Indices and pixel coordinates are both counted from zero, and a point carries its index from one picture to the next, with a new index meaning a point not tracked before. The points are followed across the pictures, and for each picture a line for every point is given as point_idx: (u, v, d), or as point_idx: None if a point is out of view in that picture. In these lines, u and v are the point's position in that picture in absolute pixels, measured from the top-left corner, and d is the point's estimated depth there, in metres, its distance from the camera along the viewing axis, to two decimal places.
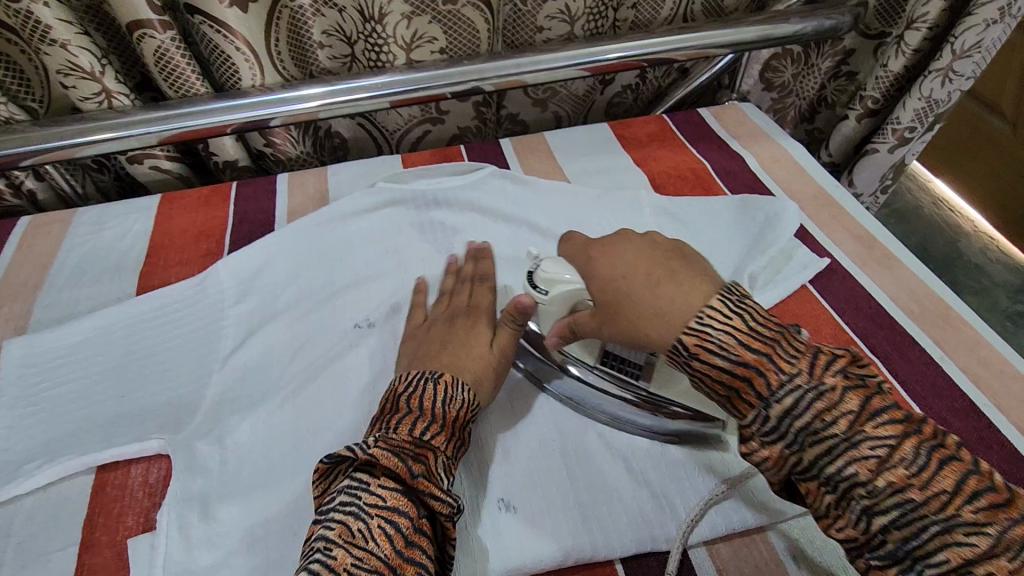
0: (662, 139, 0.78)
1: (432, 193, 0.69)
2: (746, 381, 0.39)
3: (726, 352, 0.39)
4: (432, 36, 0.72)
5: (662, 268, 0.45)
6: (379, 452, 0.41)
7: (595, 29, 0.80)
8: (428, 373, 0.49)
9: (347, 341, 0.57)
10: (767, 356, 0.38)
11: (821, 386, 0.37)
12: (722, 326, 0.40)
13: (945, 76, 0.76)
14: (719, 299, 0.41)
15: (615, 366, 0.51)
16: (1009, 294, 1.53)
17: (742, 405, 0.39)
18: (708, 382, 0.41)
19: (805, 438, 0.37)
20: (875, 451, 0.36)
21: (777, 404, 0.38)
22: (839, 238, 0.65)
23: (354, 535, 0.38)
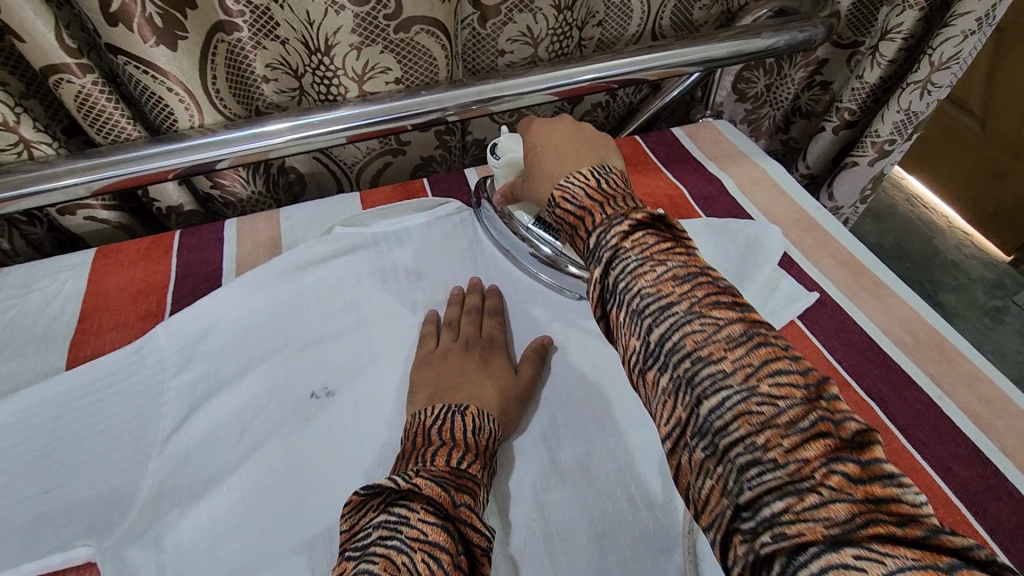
0: (637, 163, 0.74)
1: (394, 235, 0.64)
2: (582, 222, 0.40)
3: (573, 199, 0.41)
4: (386, 67, 0.67)
5: (574, 145, 0.49)
6: (422, 481, 0.40)
7: (560, 50, 0.76)
8: (455, 406, 0.48)
9: (304, 411, 0.51)
10: (603, 202, 0.40)
11: (760, 400, 0.30)
12: (580, 182, 0.42)
13: (923, 88, 0.73)
14: (589, 168, 0.43)
15: (544, 226, 0.61)
16: (986, 289, 1.54)
17: (579, 242, 0.41)
18: (562, 227, 0.43)
19: (611, 262, 0.36)
20: (762, 407, 0.30)
21: (595, 240, 0.38)
22: (824, 265, 0.62)
23: (399, 569, 0.34)
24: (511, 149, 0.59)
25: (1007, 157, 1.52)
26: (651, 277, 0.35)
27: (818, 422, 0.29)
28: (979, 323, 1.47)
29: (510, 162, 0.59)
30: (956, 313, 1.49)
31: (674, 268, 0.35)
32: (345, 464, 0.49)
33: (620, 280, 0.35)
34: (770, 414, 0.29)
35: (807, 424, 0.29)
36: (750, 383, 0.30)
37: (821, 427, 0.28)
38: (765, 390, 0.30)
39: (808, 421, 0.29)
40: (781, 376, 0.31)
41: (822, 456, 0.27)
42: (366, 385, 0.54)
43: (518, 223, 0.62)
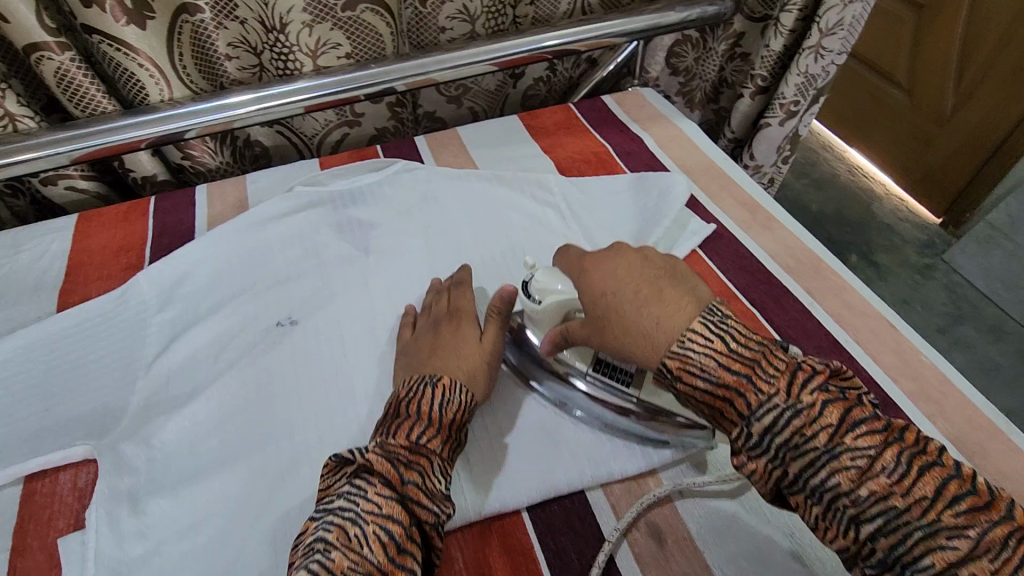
0: (569, 127, 0.83)
1: (349, 192, 0.73)
2: (726, 401, 0.41)
3: (707, 374, 0.42)
4: (336, 43, 0.75)
5: (649, 286, 0.48)
6: (372, 457, 0.44)
7: (497, 26, 0.85)
8: (427, 378, 0.50)
9: (271, 338, 0.59)
10: (748, 376, 0.41)
11: (850, 455, 0.37)
12: (702, 350, 0.43)
13: (816, 52, 0.83)
14: (701, 320, 0.44)
15: (607, 373, 0.52)
16: (918, 249, 1.66)
17: (726, 421, 0.42)
18: (695, 401, 0.43)
19: (778, 447, 0.39)
20: (856, 462, 0.37)
21: (756, 424, 0.40)
22: (725, 204, 0.72)
23: (350, 539, 0.39)
24: (552, 291, 0.53)
25: (932, 126, 1.64)
26: (819, 435, 0.38)
27: (912, 459, 0.37)
28: (910, 279, 1.59)
29: (557, 304, 0.53)
30: (890, 271, 1.61)
31: (811, 405, 0.39)
32: (306, 377, 0.56)
33: (756, 410, 0.40)
34: (864, 465, 0.37)
35: (897, 465, 0.36)
36: (835, 442, 0.38)
37: (916, 462, 0.37)
38: (853, 442, 0.38)
39: (899, 462, 0.36)
40: (860, 424, 0.38)
41: (926, 488, 0.35)
42: (327, 317, 0.61)
43: (574, 377, 0.53)
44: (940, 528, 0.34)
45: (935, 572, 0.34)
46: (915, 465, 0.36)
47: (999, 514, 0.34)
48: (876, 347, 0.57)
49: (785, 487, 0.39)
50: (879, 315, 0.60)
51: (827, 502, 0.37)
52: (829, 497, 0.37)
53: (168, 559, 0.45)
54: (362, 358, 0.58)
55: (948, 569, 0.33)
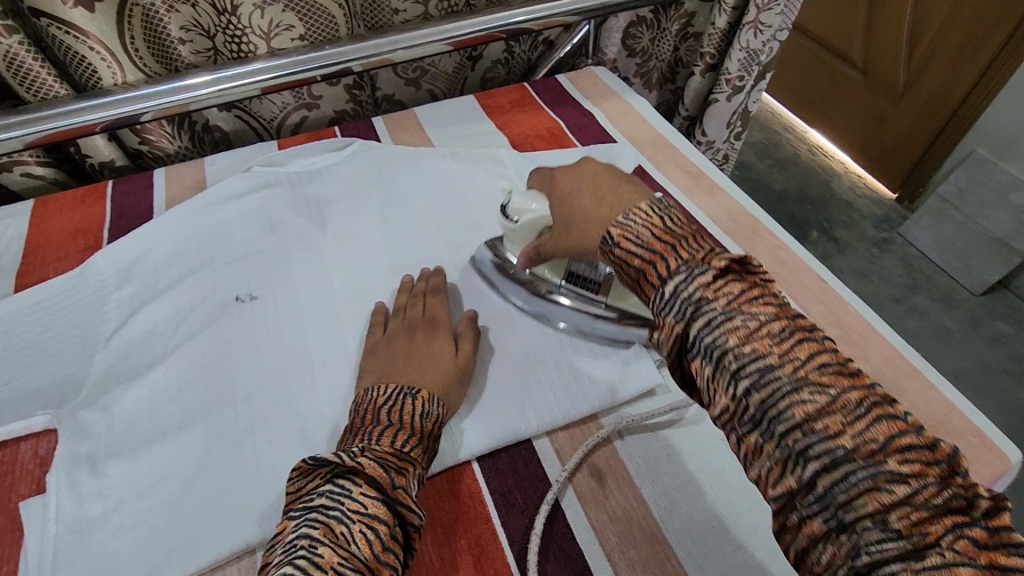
0: (523, 104, 0.86)
1: (305, 171, 0.74)
2: (652, 265, 0.41)
3: (640, 240, 0.41)
4: (289, 24, 0.76)
5: (606, 181, 0.47)
6: (364, 461, 0.42)
7: (450, 8, 0.87)
8: (406, 389, 0.49)
9: (229, 311, 0.60)
10: (674, 246, 0.40)
11: (744, 318, 0.36)
12: (642, 221, 0.42)
13: (755, 27, 0.87)
14: (648, 202, 0.44)
15: (578, 283, 0.60)
16: (875, 224, 1.72)
17: (648, 287, 0.41)
18: (625, 268, 0.43)
19: (692, 312, 0.38)
20: (889, 485, 0.30)
21: (671, 285, 0.39)
22: (670, 173, 0.75)
23: (337, 537, 0.38)
24: (527, 209, 0.56)
25: (886, 104, 1.70)
26: (720, 299, 0.37)
27: (796, 332, 0.36)
28: (867, 253, 1.65)
29: (531, 221, 0.57)
30: (849, 245, 1.66)
31: (768, 322, 0.36)
32: (262, 344, 0.58)
33: (710, 334, 0.37)
34: (755, 326, 0.36)
35: (785, 334, 0.36)
36: (734, 306, 0.37)
37: (876, 411, 0.33)
38: (895, 468, 0.31)
39: (784, 330, 0.36)
40: (757, 294, 0.38)
41: (803, 355, 0.35)
42: (282, 287, 0.62)
43: (550, 288, 0.60)
44: (804, 385, 0.34)
45: (795, 424, 0.33)
46: (809, 347, 0.35)
47: None
48: (806, 299, 0.61)
49: (684, 348, 0.39)
50: (810, 269, 0.64)
51: (716, 360, 0.36)
52: (718, 355, 0.36)
53: (127, 516, 0.46)
54: (318, 325, 0.59)
55: (808, 422, 0.33)
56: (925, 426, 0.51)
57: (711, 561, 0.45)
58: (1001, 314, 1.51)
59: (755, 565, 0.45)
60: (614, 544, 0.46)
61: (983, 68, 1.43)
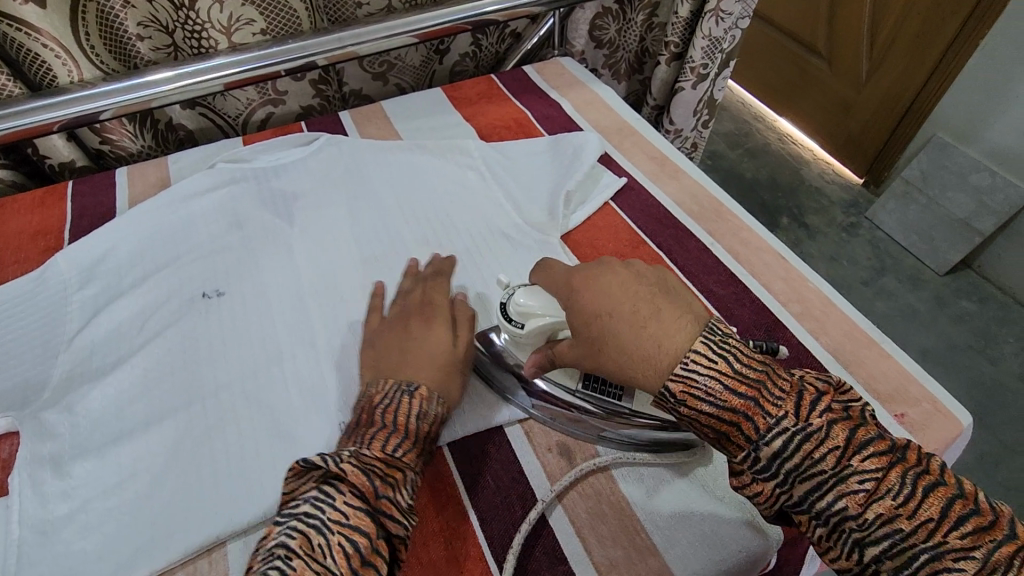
0: (490, 96, 0.86)
1: (271, 166, 0.73)
2: (734, 426, 0.40)
3: (713, 397, 0.40)
4: (250, 19, 0.75)
5: (642, 303, 0.45)
6: (350, 466, 0.40)
7: (413, 1, 0.87)
8: (405, 386, 0.48)
9: (195, 308, 0.60)
10: (754, 400, 0.40)
11: (859, 478, 0.37)
12: (708, 371, 0.41)
13: (717, 15, 0.88)
14: (702, 341, 0.42)
15: (596, 388, 0.50)
16: (843, 209, 1.76)
17: (733, 445, 0.41)
18: (699, 424, 0.42)
19: (797, 478, 0.38)
20: (866, 485, 0.37)
21: (765, 449, 0.39)
22: (636, 160, 0.76)
23: (314, 548, 0.36)
24: (537, 314, 0.51)
25: (851, 91, 1.74)
26: (826, 458, 0.37)
27: (918, 480, 0.36)
28: (837, 237, 1.68)
29: (539, 327, 0.51)
30: (818, 230, 1.70)
31: (759, 381, 0.40)
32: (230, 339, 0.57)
33: (749, 438, 0.40)
34: (800, 426, 0.39)
35: (905, 485, 0.36)
36: (844, 463, 0.37)
37: (833, 417, 0.39)
38: (862, 466, 0.37)
39: (905, 483, 0.36)
40: (868, 446, 0.38)
41: (932, 508, 0.35)
42: (250, 282, 0.62)
43: (563, 394, 0.51)
44: (944, 551, 0.34)
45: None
46: (934, 495, 0.36)
47: (1003, 533, 0.35)
48: (768, 277, 0.62)
49: (789, 506, 0.39)
50: (772, 249, 0.65)
51: (833, 523, 0.37)
52: (835, 520, 0.37)
53: (94, 515, 0.46)
54: (286, 319, 0.59)
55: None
56: (881, 395, 0.52)
57: (678, 533, 0.46)
58: (965, 293, 1.55)
59: (721, 534, 0.46)
60: (584, 521, 0.46)
61: (940, 54, 1.47)
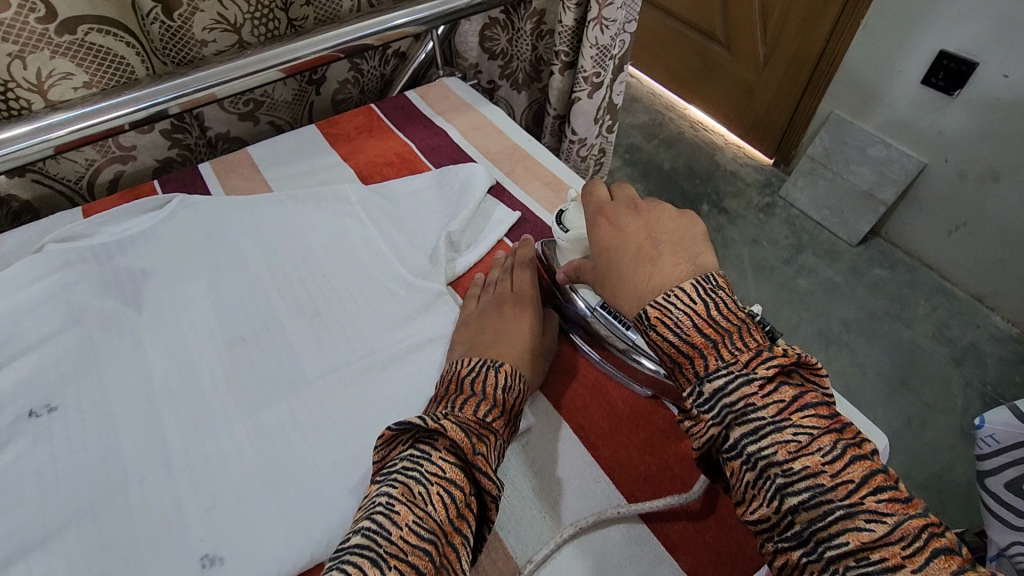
0: (370, 129, 0.79)
1: (115, 242, 0.62)
2: (689, 360, 0.39)
3: (679, 329, 0.39)
4: (66, 72, 0.64)
5: (650, 243, 0.46)
6: (448, 424, 0.42)
7: (270, 32, 0.78)
8: (490, 361, 0.50)
9: (19, 434, 0.49)
10: (716, 342, 0.38)
11: (795, 431, 0.35)
12: (684, 307, 0.40)
13: (600, 23, 0.84)
14: (691, 283, 0.41)
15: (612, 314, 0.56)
16: (759, 190, 1.79)
17: (684, 381, 0.40)
18: (660, 354, 0.41)
19: (733, 418, 0.37)
20: (872, 525, 0.32)
21: (710, 385, 0.38)
22: (530, 188, 0.71)
23: (415, 496, 0.39)
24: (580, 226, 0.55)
25: (752, 75, 1.77)
26: (768, 407, 0.36)
27: (848, 447, 0.35)
28: (756, 220, 1.71)
29: (577, 240, 0.55)
30: (737, 215, 1.73)
31: (774, 389, 0.36)
32: (65, 466, 0.48)
33: (730, 408, 0.37)
34: (804, 441, 0.35)
35: (834, 449, 0.34)
36: (784, 416, 0.36)
37: (852, 451, 0.34)
38: (874, 507, 0.33)
39: (837, 446, 0.34)
40: (812, 406, 0.36)
41: (856, 475, 0.34)
42: (91, 390, 0.52)
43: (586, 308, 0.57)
44: (859, 511, 0.33)
45: (848, 551, 0.32)
46: (861, 465, 0.34)
47: None
48: None
49: (720, 447, 0.38)
50: None
51: (760, 468, 0.35)
52: (763, 465, 0.35)
53: None
54: (137, 430, 0.50)
55: (863, 550, 0.32)
56: None
57: None
58: (878, 261, 1.61)
59: None
60: None
61: (828, 34, 1.50)
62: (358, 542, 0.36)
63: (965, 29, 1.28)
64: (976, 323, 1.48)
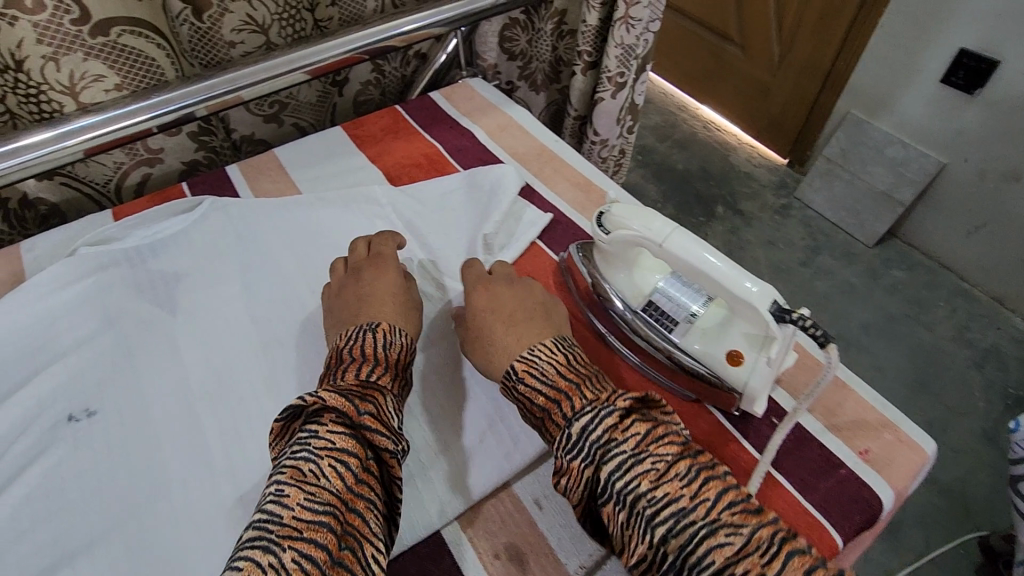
0: (396, 130, 0.79)
1: (146, 245, 0.62)
2: (556, 404, 0.43)
3: (546, 377, 0.45)
4: (98, 74, 0.64)
5: (520, 309, 0.52)
6: (326, 395, 0.43)
7: (297, 33, 0.77)
8: (367, 326, 0.51)
9: (59, 439, 0.49)
10: (577, 384, 0.44)
11: (654, 459, 0.39)
12: (547, 357, 0.47)
13: (626, 22, 0.84)
14: (551, 339, 0.48)
15: (654, 317, 0.52)
16: (774, 191, 1.78)
17: (554, 427, 0.43)
18: (529, 404, 0.45)
19: (601, 454, 0.40)
20: (730, 538, 0.35)
21: (576, 425, 0.41)
22: (560, 189, 0.71)
23: (305, 474, 0.39)
24: (624, 224, 0.50)
25: (766, 76, 1.76)
26: (627, 440, 0.40)
27: (700, 471, 0.39)
28: (771, 221, 1.70)
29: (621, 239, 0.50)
30: (753, 216, 1.72)
31: (638, 425, 0.41)
32: (106, 471, 0.48)
33: (597, 445, 0.40)
34: (662, 467, 0.39)
35: (688, 472, 0.39)
36: (642, 448, 0.40)
37: (703, 474, 0.39)
38: (729, 521, 0.36)
39: (690, 470, 0.39)
40: (664, 436, 0.41)
41: (709, 493, 0.37)
42: (130, 395, 0.52)
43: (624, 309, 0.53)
44: (718, 527, 0.36)
45: (716, 570, 0.35)
46: (713, 485, 0.38)
47: None
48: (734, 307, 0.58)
49: (594, 492, 0.40)
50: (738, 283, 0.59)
51: (630, 505, 0.38)
52: (630, 500, 0.38)
53: None
54: (177, 436, 0.50)
55: (727, 566, 0.35)
56: (841, 431, 0.49)
57: None
58: (895, 262, 1.59)
59: None
60: None
61: (844, 33, 1.49)
62: (250, 536, 0.37)
63: (985, 27, 1.27)
64: (996, 325, 1.46)
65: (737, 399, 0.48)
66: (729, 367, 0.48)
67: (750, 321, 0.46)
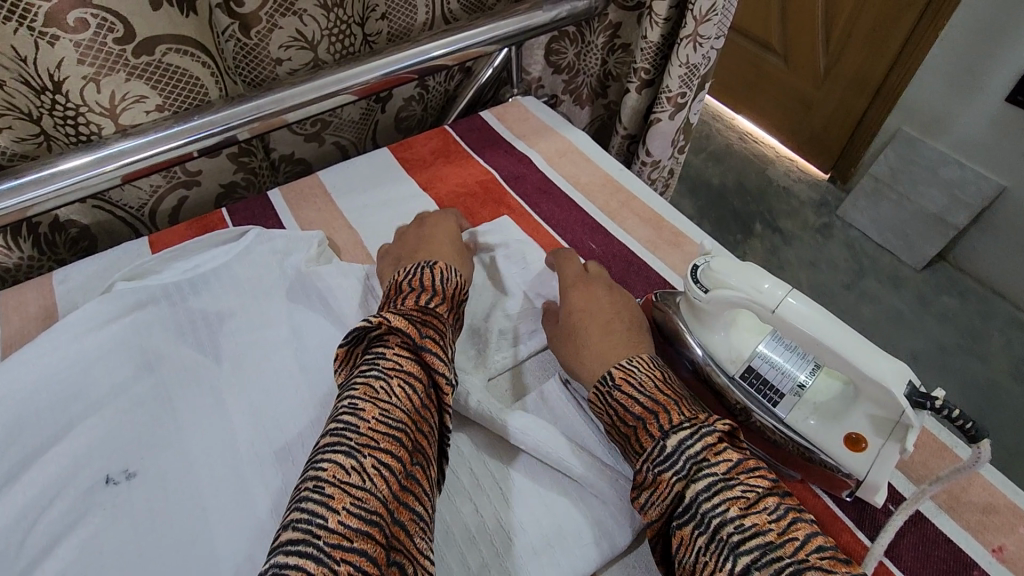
0: (446, 154, 0.74)
1: (188, 280, 0.58)
2: (653, 415, 0.41)
3: (644, 388, 0.43)
4: (140, 95, 0.60)
5: (615, 320, 0.50)
6: (392, 317, 0.44)
7: (346, 49, 0.73)
8: (426, 263, 0.52)
9: (97, 504, 0.45)
10: (678, 402, 0.42)
11: (744, 488, 0.36)
12: (646, 371, 0.45)
13: (694, 41, 0.79)
14: (649, 355, 0.47)
15: (753, 384, 0.47)
16: (815, 209, 1.71)
17: (643, 440, 0.41)
18: (621, 413, 0.43)
19: (693, 471, 0.38)
20: None
21: (671, 440, 0.39)
22: (628, 225, 0.65)
23: (377, 392, 0.39)
24: (723, 283, 0.44)
25: (810, 88, 1.68)
26: (720, 464, 0.38)
27: (790, 509, 0.36)
28: (812, 240, 1.64)
29: (721, 298, 0.44)
30: (792, 235, 1.65)
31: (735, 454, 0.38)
32: (150, 543, 0.43)
33: (688, 462, 0.38)
34: (751, 497, 0.36)
35: (778, 509, 0.35)
36: (733, 474, 0.37)
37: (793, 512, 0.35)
38: (818, 564, 0.32)
39: (779, 506, 0.36)
40: (755, 466, 0.38)
41: (799, 533, 0.34)
42: (174, 457, 0.48)
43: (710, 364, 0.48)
44: (808, 567, 0.32)
45: None
46: (801, 525, 0.35)
47: None
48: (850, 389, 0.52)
49: (676, 512, 0.38)
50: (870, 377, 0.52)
51: (713, 530, 0.35)
52: (715, 524, 0.35)
53: None
54: (228, 505, 0.46)
55: None
56: (969, 523, 0.43)
57: None
58: (943, 288, 1.52)
59: None
60: None
61: (901, 46, 1.42)
62: (329, 443, 0.36)
63: None
64: None
65: (852, 485, 0.44)
66: (849, 452, 0.43)
67: (878, 402, 0.41)
